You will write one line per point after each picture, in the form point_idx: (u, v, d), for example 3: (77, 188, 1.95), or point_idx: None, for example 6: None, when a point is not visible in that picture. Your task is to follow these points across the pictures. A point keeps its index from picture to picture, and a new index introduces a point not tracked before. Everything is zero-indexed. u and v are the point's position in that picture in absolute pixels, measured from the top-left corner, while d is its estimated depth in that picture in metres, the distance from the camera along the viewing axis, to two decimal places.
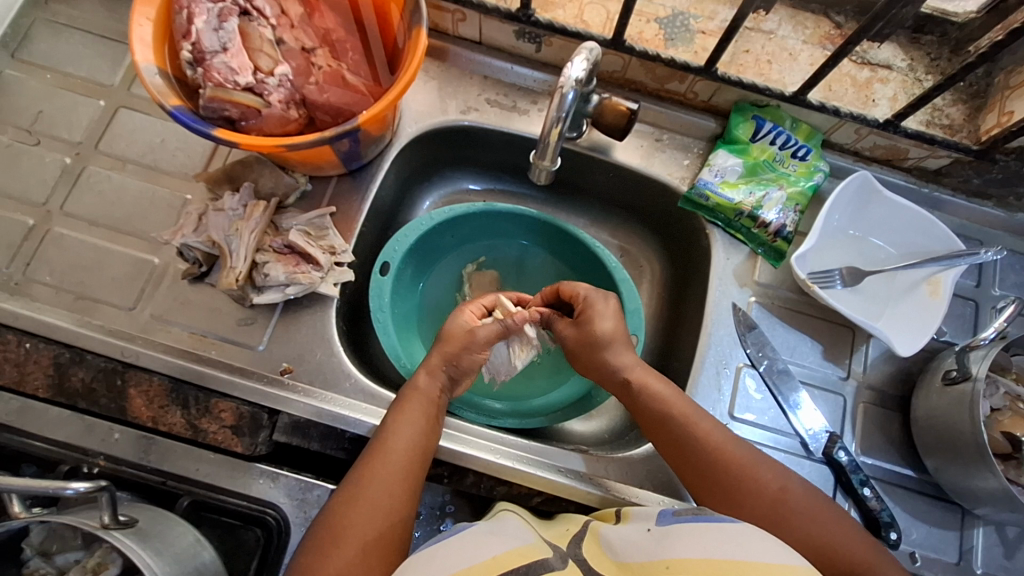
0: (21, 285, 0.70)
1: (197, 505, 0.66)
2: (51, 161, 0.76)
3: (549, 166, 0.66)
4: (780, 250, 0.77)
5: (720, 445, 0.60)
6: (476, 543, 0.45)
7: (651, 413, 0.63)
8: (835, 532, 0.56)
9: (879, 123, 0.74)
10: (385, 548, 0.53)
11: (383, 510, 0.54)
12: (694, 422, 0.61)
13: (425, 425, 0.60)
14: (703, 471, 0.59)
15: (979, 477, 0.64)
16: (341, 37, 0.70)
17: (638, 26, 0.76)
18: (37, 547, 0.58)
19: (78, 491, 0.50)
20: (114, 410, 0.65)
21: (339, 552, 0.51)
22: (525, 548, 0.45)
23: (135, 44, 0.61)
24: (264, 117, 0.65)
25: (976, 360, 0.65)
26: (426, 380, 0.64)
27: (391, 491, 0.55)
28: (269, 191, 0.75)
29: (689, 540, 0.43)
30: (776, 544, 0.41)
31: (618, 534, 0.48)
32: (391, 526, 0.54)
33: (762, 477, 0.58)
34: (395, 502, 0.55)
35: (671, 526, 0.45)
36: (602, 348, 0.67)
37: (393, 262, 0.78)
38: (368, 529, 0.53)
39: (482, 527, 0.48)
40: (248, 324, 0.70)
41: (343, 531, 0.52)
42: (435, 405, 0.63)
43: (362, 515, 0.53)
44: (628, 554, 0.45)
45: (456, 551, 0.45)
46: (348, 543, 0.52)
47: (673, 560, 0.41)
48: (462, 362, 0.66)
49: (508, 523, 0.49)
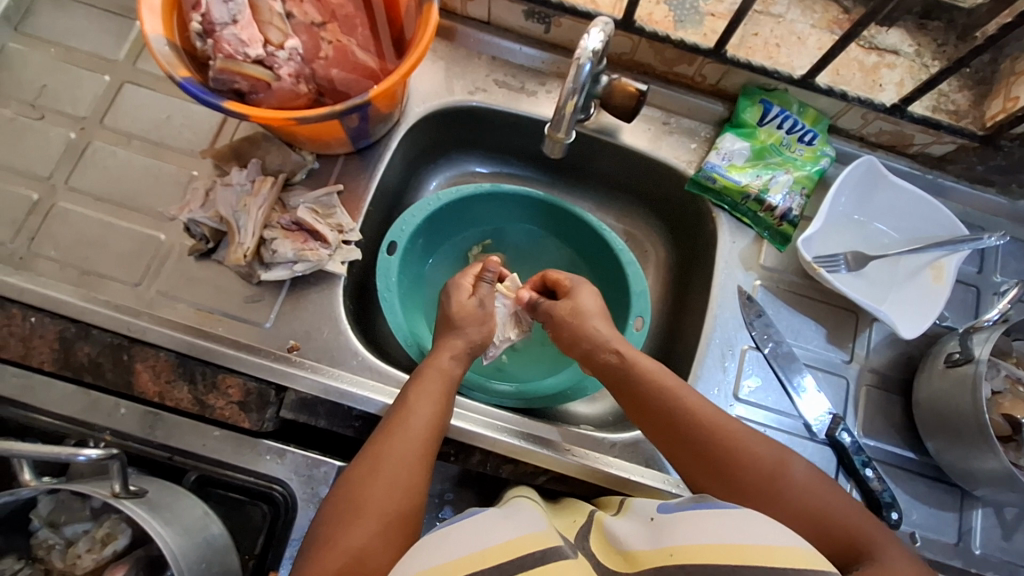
0: (26, 259, 0.70)
1: (203, 481, 0.66)
2: (55, 136, 0.75)
3: (563, 139, 0.66)
4: (786, 234, 0.77)
5: (711, 417, 0.60)
6: (488, 527, 0.45)
7: (641, 389, 0.63)
8: (833, 506, 0.55)
9: (886, 108, 0.75)
10: (404, 522, 0.53)
11: (400, 484, 0.54)
12: (686, 396, 0.61)
13: (441, 403, 0.61)
14: (697, 443, 0.59)
15: (981, 458, 0.64)
16: (349, 13, 0.69)
17: (648, 7, 0.76)
18: (45, 517, 0.56)
19: (90, 457, 0.50)
20: (120, 385, 0.65)
21: (360, 524, 0.51)
22: (538, 534, 0.44)
23: (145, 13, 0.60)
24: (273, 90, 0.65)
25: (979, 343, 0.66)
26: (436, 360, 0.65)
27: (408, 465, 0.55)
28: (276, 168, 0.74)
29: (692, 526, 0.42)
30: (780, 527, 0.41)
31: (623, 525, 0.47)
32: (408, 500, 0.54)
33: (758, 451, 0.58)
34: (413, 477, 0.55)
35: (676, 514, 0.45)
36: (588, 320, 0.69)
37: (401, 241, 0.78)
38: (388, 502, 0.53)
39: (494, 512, 0.48)
40: (255, 302, 0.70)
41: (364, 503, 0.52)
42: (451, 384, 0.64)
43: (384, 486, 0.54)
44: (633, 544, 0.44)
45: (468, 534, 0.44)
46: (369, 513, 0.52)
47: (676, 547, 0.41)
48: (474, 341, 0.68)
49: (522, 510, 0.49)
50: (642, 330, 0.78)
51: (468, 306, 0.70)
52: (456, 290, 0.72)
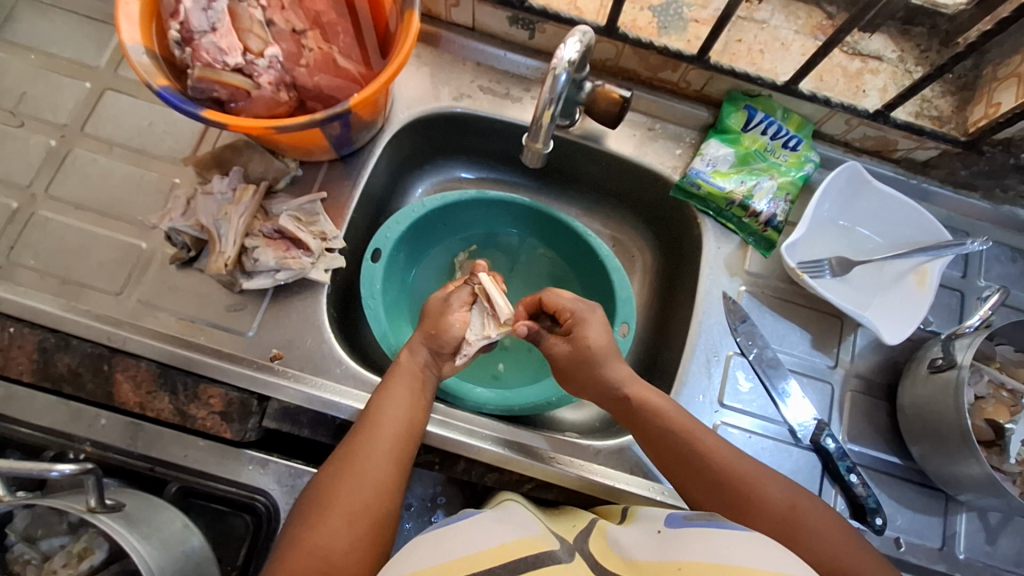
0: (5, 269, 0.69)
1: (186, 492, 0.65)
2: (36, 143, 0.74)
3: (541, 149, 0.65)
4: (771, 239, 0.78)
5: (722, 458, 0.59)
6: (485, 530, 0.45)
7: (650, 428, 0.62)
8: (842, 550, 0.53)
9: (870, 114, 0.75)
10: (373, 518, 0.52)
11: (369, 481, 0.54)
12: (698, 436, 0.60)
13: (411, 402, 0.61)
14: (711, 485, 0.58)
15: (964, 464, 0.65)
16: (333, 19, 0.69)
17: (632, 13, 0.76)
18: (21, 531, 0.57)
19: (64, 473, 0.49)
20: (101, 395, 0.64)
21: (327, 521, 0.51)
22: (533, 540, 0.45)
23: (122, 22, 0.59)
24: (253, 99, 0.64)
25: (962, 348, 0.66)
26: (409, 358, 0.65)
27: (378, 463, 0.55)
28: (259, 175, 0.74)
29: (694, 544, 0.42)
30: (780, 554, 0.41)
31: (627, 535, 0.48)
32: (377, 497, 0.53)
33: (771, 494, 0.56)
34: (382, 474, 0.55)
35: (682, 529, 0.45)
36: (597, 365, 0.65)
37: (385, 248, 0.78)
38: (356, 499, 0.52)
39: (491, 516, 0.48)
40: (238, 310, 0.70)
41: (332, 501, 0.52)
42: (421, 382, 0.63)
43: (352, 485, 0.53)
44: (636, 553, 0.44)
45: (462, 536, 0.44)
46: (337, 512, 0.51)
47: (682, 562, 0.41)
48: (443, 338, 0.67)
49: (517, 515, 0.50)
50: (628, 336, 0.78)
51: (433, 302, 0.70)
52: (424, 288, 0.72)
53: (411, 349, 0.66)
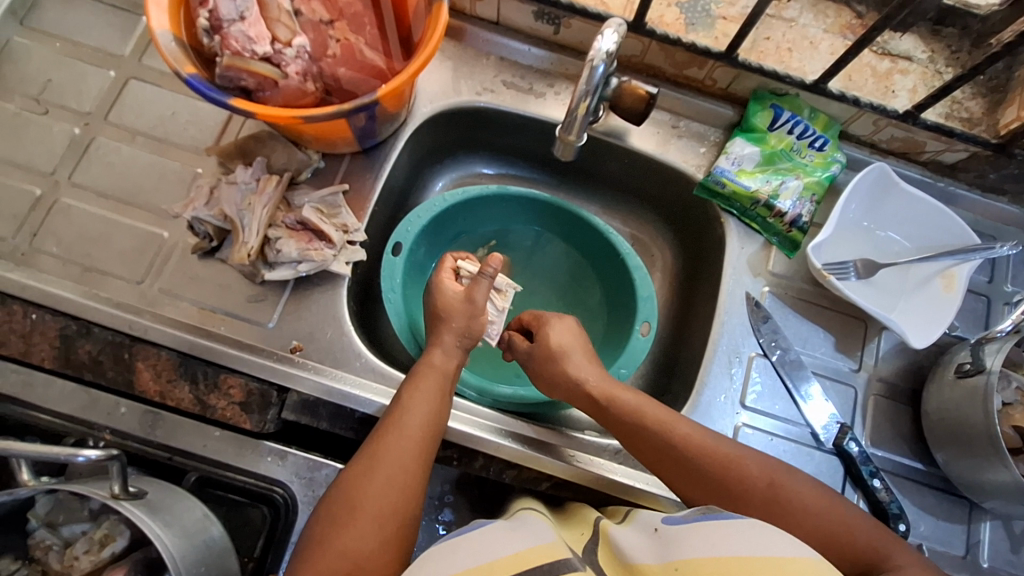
0: (28, 255, 0.69)
1: (203, 481, 0.67)
2: (59, 131, 0.74)
3: (573, 141, 0.66)
4: (796, 240, 0.77)
5: (698, 443, 0.58)
6: (497, 538, 0.45)
7: (628, 424, 0.61)
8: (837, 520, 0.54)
9: (899, 114, 0.74)
10: (399, 520, 0.52)
11: (397, 482, 0.53)
12: (671, 426, 0.59)
13: (438, 401, 0.60)
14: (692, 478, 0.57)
15: (991, 470, 0.64)
16: (358, 11, 0.69)
17: (659, 9, 0.75)
18: (43, 517, 0.57)
19: (90, 458, 0.49)
20: (121, 383, 0.64)
21: (356, 524, 0.51)
22: (545, 547, 0.44)
23: (152, 8, 0.59)
24: (280, 88, 0.64)
25: (991, 353, 0.65)
26: (444, 358, 0.64)
27: (404, 464, 0.54)
28: (282, 166, 0.74)
29: (694, 539, 0.42)
30: (784, 538, 0.40)
31: (627, 534, 0.47)
32: (404, 498, 0.53)
33: (748, 473, 0.56)
34: (409, 477, 0.54)
35: (680, 526, 0.44)
36: (560, 360, 0.66)
37: (406, 242, 0.77)
38: (384, 501, 0.52)
39: (503, 524, 0.47)
40: (257, 301, 0.69)
41: (359, 502, 0.52)
42: (449, 381, 0.63)
43: (381, 487, 0.53)
44: (637, 556, 0.44)
45: (475, 546, 0.44)
46: (366, 514, 0.51)
47: (682, 561, 0.41)
48: (463, 334, 0.66)
49: (530, 522, 0.49)
50: (648, 334, 0.77)
51: (453, 299, 0.67)
52: (440, 288, 0.68)
53: (443, 347, 0.65)
